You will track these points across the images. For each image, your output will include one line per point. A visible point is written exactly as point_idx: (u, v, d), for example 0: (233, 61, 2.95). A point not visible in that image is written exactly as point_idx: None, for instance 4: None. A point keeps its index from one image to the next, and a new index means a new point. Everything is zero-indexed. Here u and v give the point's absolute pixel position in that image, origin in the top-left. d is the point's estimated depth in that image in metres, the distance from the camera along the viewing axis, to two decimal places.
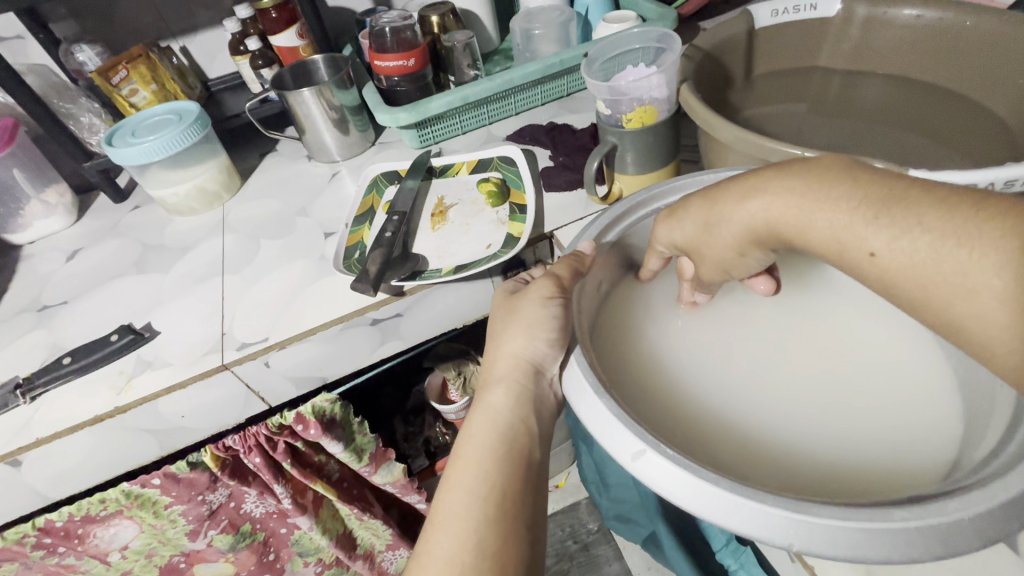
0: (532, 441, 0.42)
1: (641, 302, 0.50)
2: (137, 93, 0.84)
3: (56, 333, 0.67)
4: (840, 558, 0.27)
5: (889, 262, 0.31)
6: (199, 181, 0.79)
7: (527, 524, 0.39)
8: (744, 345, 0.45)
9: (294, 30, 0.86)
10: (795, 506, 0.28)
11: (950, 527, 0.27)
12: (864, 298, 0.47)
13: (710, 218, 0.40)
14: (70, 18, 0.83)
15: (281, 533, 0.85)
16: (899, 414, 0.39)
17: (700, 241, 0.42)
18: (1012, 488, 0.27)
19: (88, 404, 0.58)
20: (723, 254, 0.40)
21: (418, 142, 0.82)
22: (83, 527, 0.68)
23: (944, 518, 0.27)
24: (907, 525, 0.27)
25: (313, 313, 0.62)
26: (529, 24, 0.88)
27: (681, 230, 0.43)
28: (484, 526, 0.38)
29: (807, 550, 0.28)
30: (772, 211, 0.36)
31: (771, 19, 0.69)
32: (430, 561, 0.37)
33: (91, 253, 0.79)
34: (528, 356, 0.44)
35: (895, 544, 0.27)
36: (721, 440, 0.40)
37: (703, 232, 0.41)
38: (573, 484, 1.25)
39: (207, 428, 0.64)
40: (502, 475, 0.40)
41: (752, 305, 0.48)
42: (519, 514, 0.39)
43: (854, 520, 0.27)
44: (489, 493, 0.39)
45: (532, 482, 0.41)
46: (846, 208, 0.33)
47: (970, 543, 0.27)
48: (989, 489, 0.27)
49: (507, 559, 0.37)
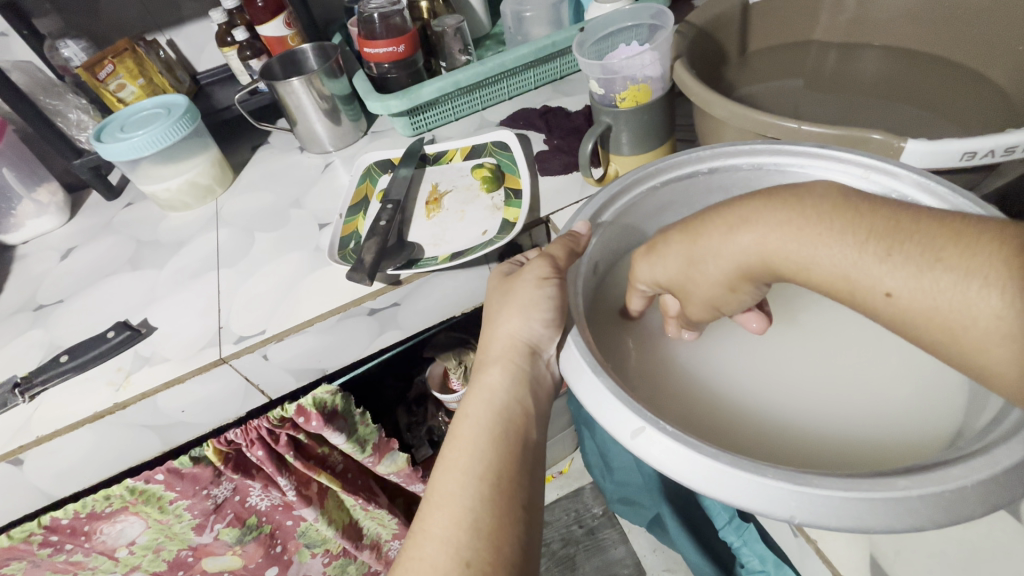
0: (529, 421, 0.42)
1: None
2: (124, 88, 0.83)
3: (52, 332, 0.67)
4: (841, 529, 0.27)
5: (907, 301, 0.29)
6: (191, 175, 0.78)
7: (523, 504, 0.38)
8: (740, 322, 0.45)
9: (282, 19, 0.84)
10: (797, 477, 0.28)
11: (954, 495, 0.26)
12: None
13: (693, 253, 0.38)
14: (53, 13, 0.82)
15: (286, 525, 0.85)
16: (899, 385, 0.39)
17: (685, 278, 0.39)
18: (1015, 454, 0.27)
19: (87, 400, 0.58)
20: (712, 290, 0.38)
21: (410, 130, 0.81)
22: (89, 524, 0.69)
23: (946, 486, 0.27)
24: (909, 493, 0.27)
25: (309, 305, 0.62)
26: (520, 6, 0.87)
27: (664, 267, 0.40)
28: (480, 506, 0.37)
29: (809, 521, 0.27)
30: (767, 246, 0.34)
31: None
32: (426, 539, 0.38)
33: (85, 251, 0.79)
34: (523, 336, 0.44)
35: (900, 512, 0.27)
36: (719, 416, 0.40)
37: (689, 270, 0.38)
38: (577, 469, 1.26)
39: (209, 423, 0.64)
40: (498, 455, 0.39)
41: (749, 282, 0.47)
42: (515, 494, 0.38)
43: (854, 490, 0.27)
44: (485, 472, 0.39)
45: (529, 463, 0.41)
46: (853, 242, 0.31)
47: (972, 510, 0.27)
48: (993, 455, 0.27)
49: (503, 540, 0.37)
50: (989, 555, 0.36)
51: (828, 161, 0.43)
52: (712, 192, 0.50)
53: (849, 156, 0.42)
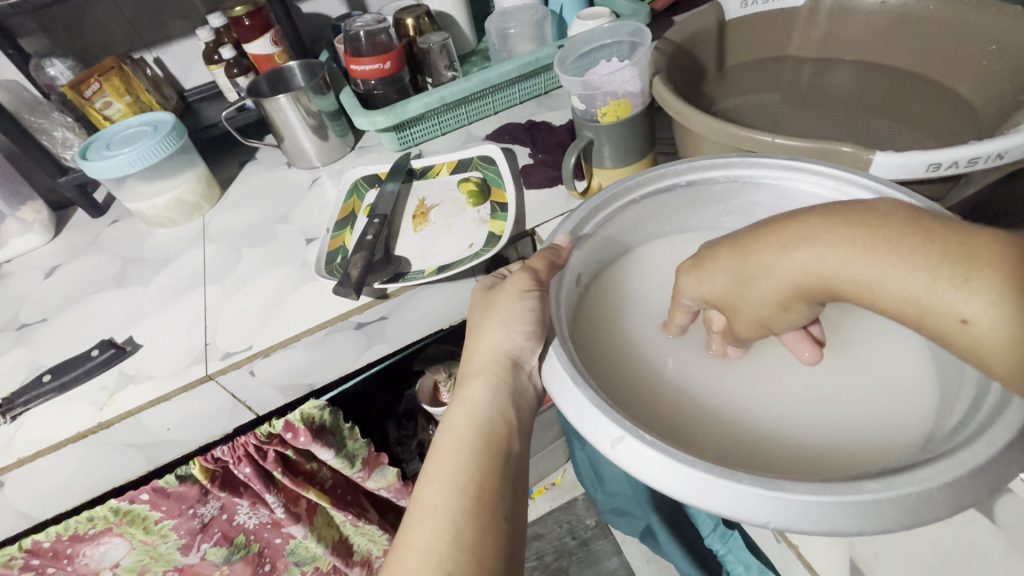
0: (511, 432, 0.42)
1: (621, 291, 0.50)
2: (110, 106, 0.84)
3: (35, 352, 0.66)
4: (815, 533, 0.28)
5: (985, 330, 0.28)
6: (178, 192, 0.78)
7: (506, 515, 0.39)
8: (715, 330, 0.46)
9: (268, 38, 0.86)
10: (769, 483, 0.29)
11: (920, 497, 0.27)
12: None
13: (744, 270, 0.37)
14: (39, 32, 0.82)
15: (275, 543, 0.84)
16: (872, 391, 0.40)
17: (734, 294, 0.38)
18: (980, 456, 0.28)
19: (69, 420, 0.57)
20: (763, 307, 0.37)
21: (397, 145, 0.82)
22: (72, 546, 0.68)
23: (912, 488, 0.27)
24: (878, 496, 0.27)
25: (296, 320, 0.62)
26: (504, 23, 0.89)
27: (714, 283, 0.39)
28: (463, 518, 0.38)
29: (785, 526, 0.28)
30: (825, 263, 0.33)
31: (740, 10, 0.70)
32: (409, 552, 0.38)
33: (69, 269, 0.78)
34: (505, 349, 0.44)
35: (868, 515, 0.27)
36: (699, 424, 0.40)
37: (737, 286, 0.38)
38: (569, 480, 1.26)
39: (194, 441, 0.63)
40: (480, 468, 0.40)
41: None
42: (497, 506, 0.39)
43: (827, 494, 0.28)
44: (467, 485, 0.39)
45: (512, 475, 0.41)
46: (922, 265, 0.30)
47: (940, 511, 0.27)
48: (959, 457, 0.28)
49: (486, 552, 0.37)
50: (964, 559, 0.37)
51: (802, 173, 0.45)
52: (691, 204, 0.51)
53: (822, 168, 0.44)
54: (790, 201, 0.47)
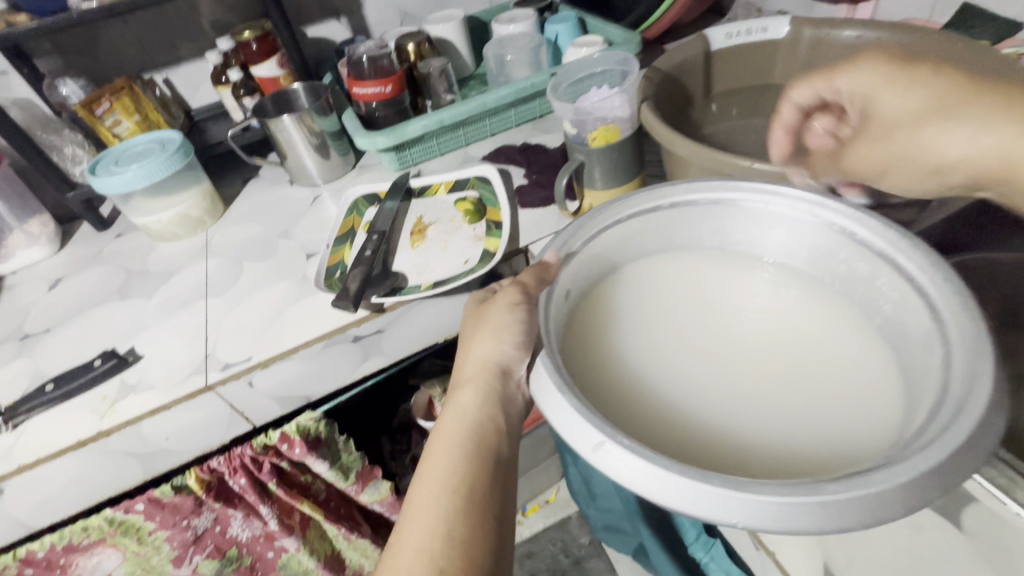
0: (501, 436, 0.44)
1: (612, 303, 0.51)
2: (120, 124, 0.86)
3: (37, 362, 0.68)
4: (780, 532, 0.29)
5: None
6: (182, 208, 0.80)
7: (495, 516, 0.41)
8: (697, 343, 0.48)
9: (274, 60, 0.90)
10: (737, 486, 0.30)
11: (875, 498, 0.29)
12: (807, 288, 0.50)
13: (941, 107, 0.41)
14: (53, 53, 0.85)
15: (268, 557, 0.84)
16: (841, 403, 0.42)
17: (882, 109, 0.44)
18: (929, 461, 0.29)
19: (70, 428, 0.58)
20: (892, 108, 0.44)
21: (397, 164, 0.85)
22: (65, 556, 0.68)
23: (869, 489, 0.29)
24: (837, 497, 0.29)
25: (295, 332, 0.64)
26: (501, 50, 0.94)
27: (905, 100, 0.43)
28: (454, 518, 0.39)
29: (751, 526, 0.29)
30: (976, 138, 0.39)
31: (726, 41, 0.74)
32: (401, 550, 0.39)
33: (73, 282, 0.80)
34: (495, 358, 0.47)
35: (829, 516, 0.29)
36: (680, 432, 0.42)
37: (908, 117, 0.43)
38: (563, 498, 1.26)
39: (191, 451, 0.64)
40: (471, 470, 0.41)
41: (709, 310, 0.50)
42: (486, 507, 0.40)
43: (790, 496, 0.29)
44: (458, 486, 0.41)
45: (500, 477, 0.43)
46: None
47: (893, 511, 0.29)
48: (910, 461, 0.30)
49: (474, 551, 0.38)
50: None
51: (780, 198, 0.47)
52: (676, 224, 0.52)
53: (799, 193, 0.47)
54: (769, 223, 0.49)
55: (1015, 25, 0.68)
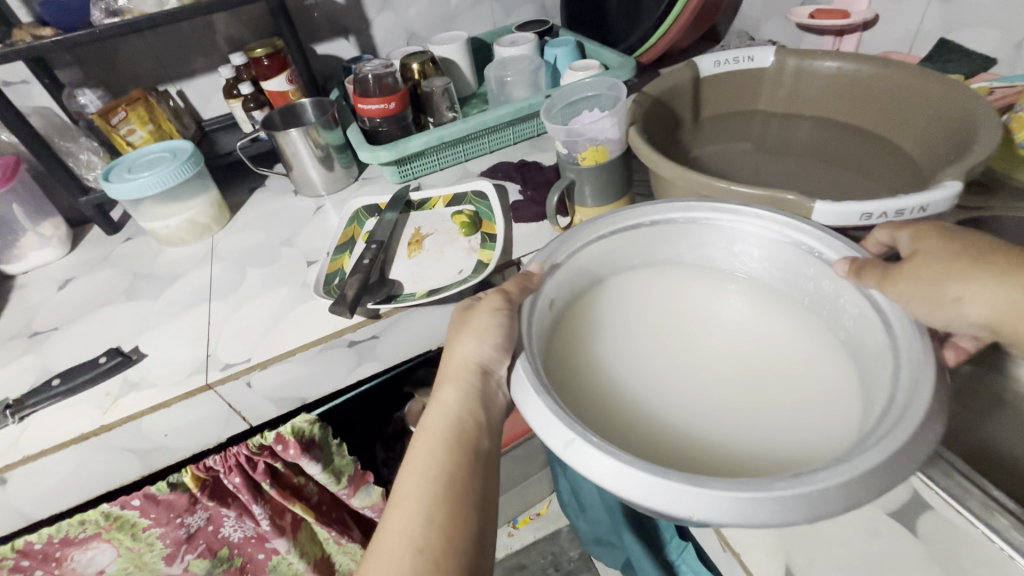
0: (482, 431, 0.47)
1: (595, 315, 0.54)
2: (134, 133, 0.90)
3: (45, 358, 0.70)
4: (732, 525, 0.31)
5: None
6: (191, 215, 0.84)
7: (476, 504, 0.43)
8: (673, 354, 0.50)
9: (284, 77, 0.94)
10: (693, 481, 0.33)
11: (818, 494, 0.31)
12: (781, 304, 0.53)
13: (957, 254, 0.41)
14: (74, 64, 0.90)
15: (258, 558, 0.86)
16: (804, 410, 0.45)
17: (924, 253, 0.42)
18: (868, 463, 0.32)
19: (74, 422, 0.61)
20: (927, 250, 0.42)
21: (398, 177, 0.88)
22: (61, 549, 0.70)
23: (814, 487, 0.31)
24: (784, 494, 0.31)
25: (293, 335, 0.66)
26: (502, 71, 0.98)
27: (930, 243, 0.42)
28: (434, 505, 0.42)
29: (705, 519, 0.32)
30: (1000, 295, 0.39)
31: (714, 69, 0.77)
32: (386, 533, 0.42)
33: (82, 282, 0.83)
34: (476, 359, 0.49)
35: (778, 511, 0.31)
36: (652, 437, 0.44)
37: (940, 253, 0.41)
38: (554, 511, 1.27)
39: (189, 448, 0.66)
40: (452, 463, 0.44)
41: (685, 323, 0.53)
42: (465, 498, 0.43)
43: (742, 491, 0.32)
44: (439, 477, 0.43)
45: (481, 470, 0.45)
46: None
47: (835, 508, 0.31)
48: (852, 464, 0.32)
49: (452, 538, 0.41)
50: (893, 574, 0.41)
51: (751, 217, 0.50)
52: (655, 240, 0.55)
53: (767, 214, 0.49)
54: (739, 239, 0.52)
55: (989, 61, 0.72)
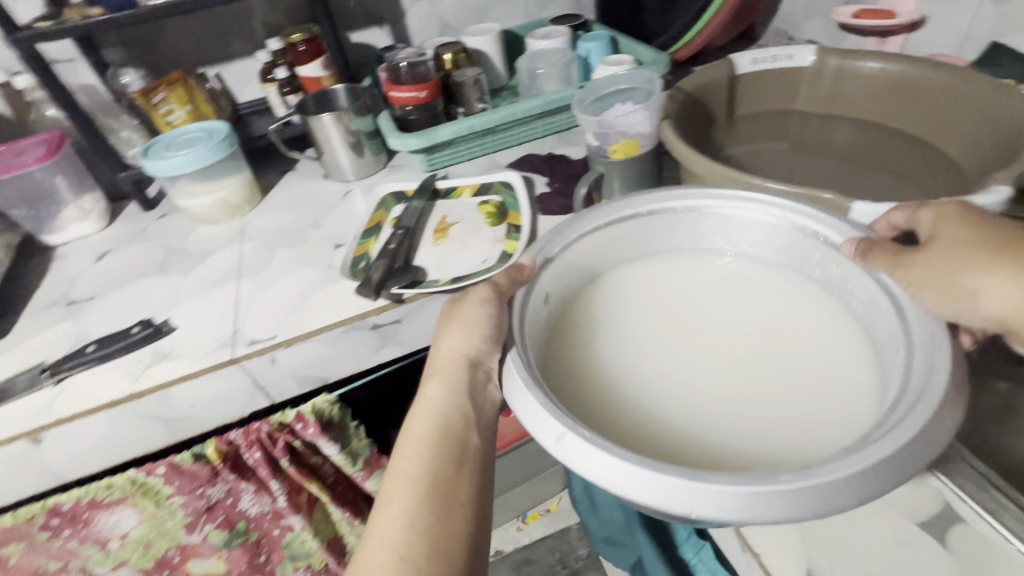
0: (470, 424, 0.48)
1: (594, 312, 0.54)
2: (173, 113, 0.92)
3: (81, 326, 0.73)
4: (732, 521, 0.32)
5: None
6: (224, 194, 0.86)
7: (468, 491, 0.44)
8: (677, 349, 0.51)
9: (319, 62, 0.95)
10: (693, 476, 0.33)
11: (830, 486, 0.32)
12: (800, 284, 0.53)
13: (976, 241, 0.41)
14: (119, 45, 0.92)
15: (274, 534, 0.86)
16: (815, 385, 0.46)
17: (944, 240, 0.42)
18: (882, 451, 0.32)
19: (106, 388, 0.63)
20: (947, 235, 0.42)
21: (426, 165, 0.89)
22: (89, 511, 0.72)
23: (821, 479, 0.32)
24: (790, 486, 0.32)
25: (318, 316, 0.68)
26: (534, 64, 0.98)
27: (954, 231, 0.42)
28: (424, 495, 0.43)
29: (704, 515, 0.32)
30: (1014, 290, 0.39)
31: (751, 67, 0.76)
32: (380, 523, 0.43)
33: (118, 256, 0.85)
34: (464, 351, 0.51)
35: (783, 505, 0.32)
36: (653, 436, 0.45)
37: (960, 239, 0.42)
38: (564, 508, 1.27)
39: (213, 420, 0.68)
40: (440, 453, 0.45)
41: (689, 318, 0.53)
42: (455, 487, 0.44)
43: (745, 485, 0.32)
44: (429, 467, 0.45)
45: (470, 460, 0.46)
46: None
47: (845, 501, 0.32)
48: (864, 453, 0.33)
49: (443, 525, 0.42)
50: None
51: (752, 203, 0.52)
52: (661, 230, 0.55)
53: (769, 199, 0.51)
54: (740, 224, 0.54)
55: None
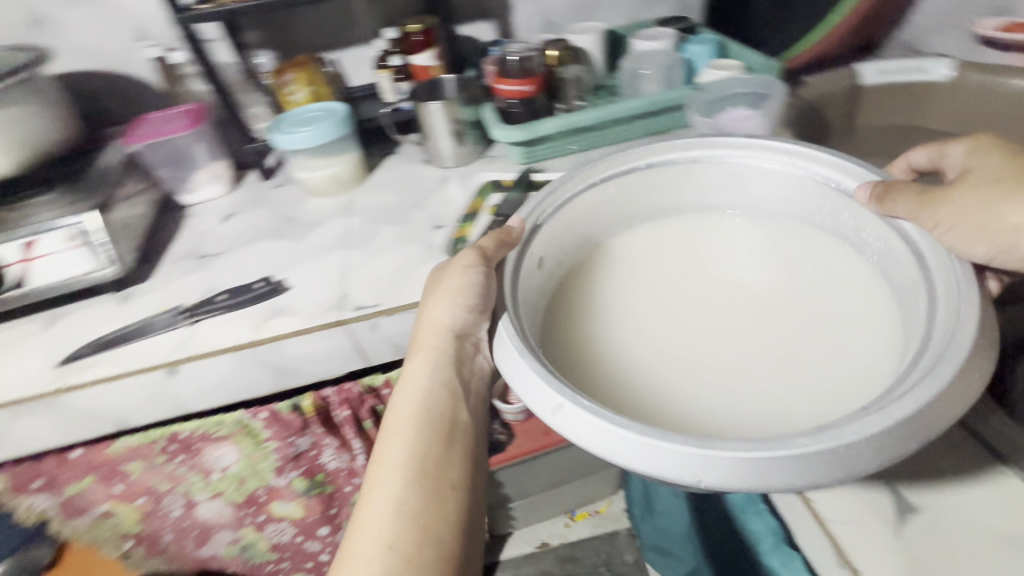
0: (456, 398, 0.61)
1: (591, 300, 0.64)
2: (296, 93, 1.01)
3: (209, 277, 0.82)
4: (737, 487, 0.38)
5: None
6: (336, 170, 0.92)
7: (454, 450, 0.58)
8: (683, 331, 0.60)
9: (430, 53, 1.00)
10: (701, 445, 0.38)
11: (846, 447, 0.37)
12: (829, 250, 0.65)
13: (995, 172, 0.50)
14: (258, 28, 1.02)
15: (345, 490, 0.94)
16: (831, 329, 0.58)
17: (966, 176, 0.52)
18: (893, 415, 0.38)
19: (232, 334, 0.70)
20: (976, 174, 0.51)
21: (523, 158, 0.92)
22: (200, 443, 0.80)
23: (833, 442, 0.37)
24: (804, 449, 0.37)
25: (417, 290, 0.72)
26: (638, 65, 0.98)
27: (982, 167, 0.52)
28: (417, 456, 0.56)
29: (711, 483, 0.38)
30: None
31: (879, 78, 0.84)
32: (378, 473, 0.56)
33: (240, 219, 0.94)
34: (448, 322, 0.61)
35: (796, 468, 0.37)
36: (660, 412, 0.53)
37: (979, 170, 0.52)
38: (615, 512, 1.27)
39: (315, 375, 0.74)
40: (430, 422, 0.58)
41: (690, 305, 0.63)
42: (445, 450, 0.58)
43: (746, 451, 0.37)
44: (421, 434, 0.57)
45: (454, 425, 0.60)
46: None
47: (857, 466, 0.37)
48: (878, 415, 0.38)
49: (434, 477, 0.56)
50: None
51: (768, 154, 0.64)
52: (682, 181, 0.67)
53: (783, 148, 0.63)
54: (766, 176, 0.66)
55: None
